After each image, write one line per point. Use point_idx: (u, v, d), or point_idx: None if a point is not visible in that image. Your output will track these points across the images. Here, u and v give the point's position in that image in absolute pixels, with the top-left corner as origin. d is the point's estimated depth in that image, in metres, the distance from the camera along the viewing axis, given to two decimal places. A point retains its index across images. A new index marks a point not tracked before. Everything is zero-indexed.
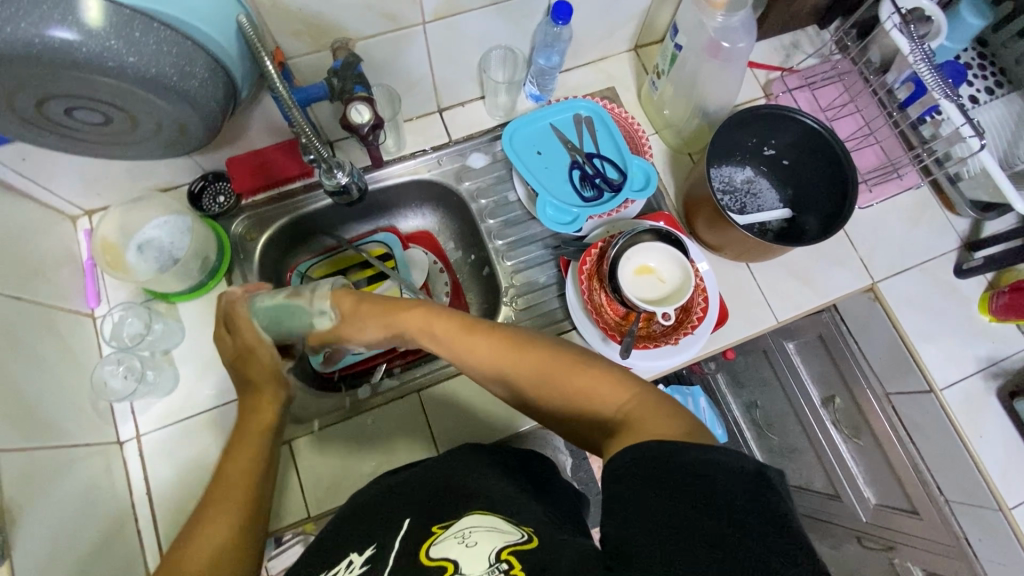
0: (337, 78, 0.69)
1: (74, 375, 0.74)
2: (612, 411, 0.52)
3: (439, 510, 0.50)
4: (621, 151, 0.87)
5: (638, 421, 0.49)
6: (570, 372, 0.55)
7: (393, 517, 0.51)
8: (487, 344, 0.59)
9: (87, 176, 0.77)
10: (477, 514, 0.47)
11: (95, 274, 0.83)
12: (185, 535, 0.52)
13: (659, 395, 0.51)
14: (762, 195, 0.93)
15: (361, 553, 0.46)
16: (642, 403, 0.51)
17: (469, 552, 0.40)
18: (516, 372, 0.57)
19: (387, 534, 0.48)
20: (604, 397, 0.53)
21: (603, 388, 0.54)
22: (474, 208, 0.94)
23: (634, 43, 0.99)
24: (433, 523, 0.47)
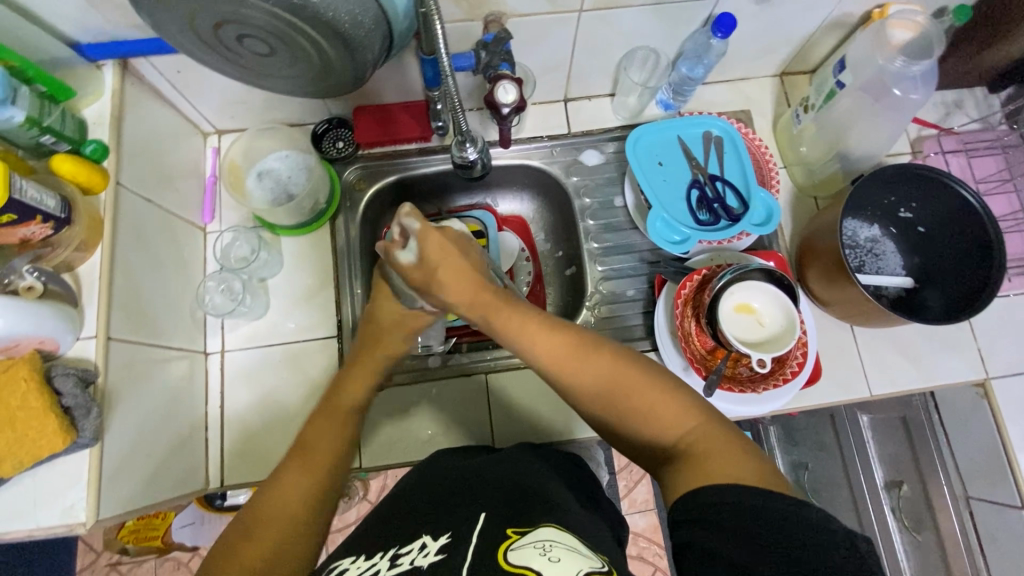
0: (485, 51, 0.71)
1: (181, 282, 0.78)
2: (676, 437, 0.50)
3: (511, 513, 0.49)
4: (747, 180, 0.82)
5: (706, 454, 0.47)
6: (633, 389, 0.53)
7: (466, 509, 0.50)
8: (547, 342, 0.56)
9: (228, 97, 0.81)
10: (552, 528, 0.46)
11: (214, 192, 0.87)
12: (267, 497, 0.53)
13: (728, 428, 0.49)
14: (885, 257, 0.86)
15: (435, 539, 0.46)
16: (708, 434, 0.49)
17: (552, 566, 0.39)
18: (575, 376, 0.55)
19: (461, 527, 0.47)
20: (672, 419, 0.51)
21: (671, 409, 0.51)
22: (577, 205, 0.92)
23: (782, 69, 0.93)
24: (507, 526, 0.46)
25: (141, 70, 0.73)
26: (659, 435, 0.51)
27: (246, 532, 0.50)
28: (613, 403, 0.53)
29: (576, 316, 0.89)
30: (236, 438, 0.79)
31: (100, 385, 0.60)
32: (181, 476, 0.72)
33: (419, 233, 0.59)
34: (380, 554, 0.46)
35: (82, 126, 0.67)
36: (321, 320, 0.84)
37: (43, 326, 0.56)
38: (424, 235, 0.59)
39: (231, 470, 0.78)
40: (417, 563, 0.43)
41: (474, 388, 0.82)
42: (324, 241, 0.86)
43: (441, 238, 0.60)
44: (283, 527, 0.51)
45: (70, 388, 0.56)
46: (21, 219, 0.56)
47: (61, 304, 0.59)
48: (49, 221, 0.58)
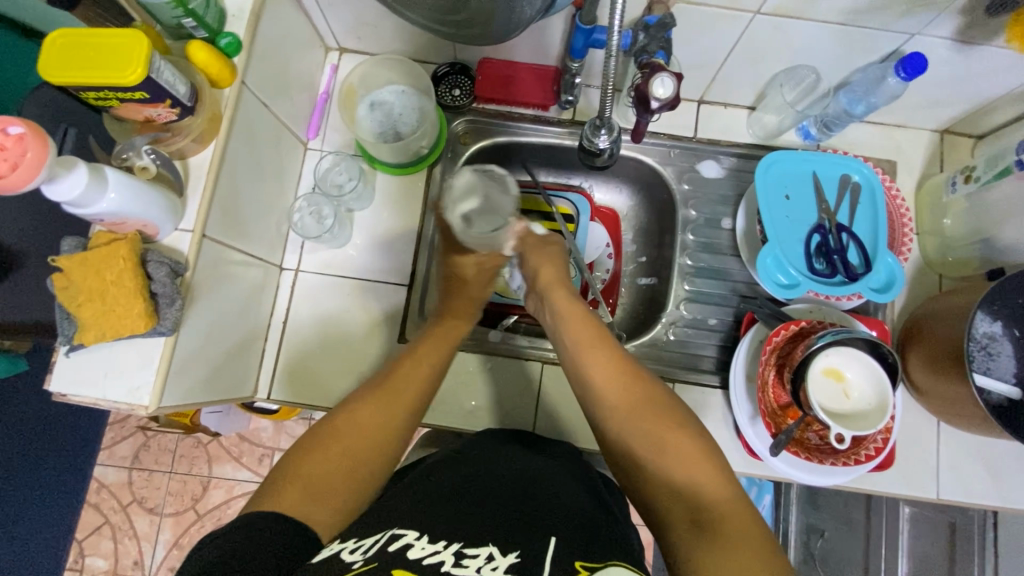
0: (645, 34, 0.64)
1: (276, 195, 0.77)
2: (713, 504, 0.53)
3: (582, 539, 0.49)
4: (877, 239, 0.75)
5: (731, 533, 0.49)
6: (675, 444, 0.57)
7: (531, 522, 0.50)
8: (611, 366, 0.63)
9: (362, 17, 0.78)
10: (621, 570, 0.45)
11: (323, 110, 0.85)
12: (349, 417, 0.57)
13: (753, 515, 0.51)
14: (998, 359, 0.77)
15: (504, 555, 0.45)
16: (743, 521, 0.51)
17: None
18: (632, 415, 0.60)
19: (527, 546, 0.47)
20: (708, 491, 0.53)
21: (715, 484, 0.54)
22: (680, 215, 0.86)
23: (947, 125, 0.84)
24: (577, 557, 0.46)
25: None
26: (682, 493, 0.54)
27: (321, 445, 0.55)
28: (647, 438, 0.58)
29: (647, 330, 0.85)
30: (290, 358, 0.80)
31: (187, 278, 0.60)
32: (235, 381, 0.73)
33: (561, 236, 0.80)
34: (446, 545, 0.46)
35: (222, 15, 0.65)
36: (395, 265, 0.83)
37: (150, 210, 0.56)
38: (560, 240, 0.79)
39: (279, 385, 0.79)
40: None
41: (528, 373, 0.80)
42: (417, 186, 0.85)
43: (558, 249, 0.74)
44: (353, 458, 0.55)
45: (162, 276, 0.57)
46: (152, 98, 0.55)
47: (167, 191, 0.58)
48: (175, 107, 0.57)
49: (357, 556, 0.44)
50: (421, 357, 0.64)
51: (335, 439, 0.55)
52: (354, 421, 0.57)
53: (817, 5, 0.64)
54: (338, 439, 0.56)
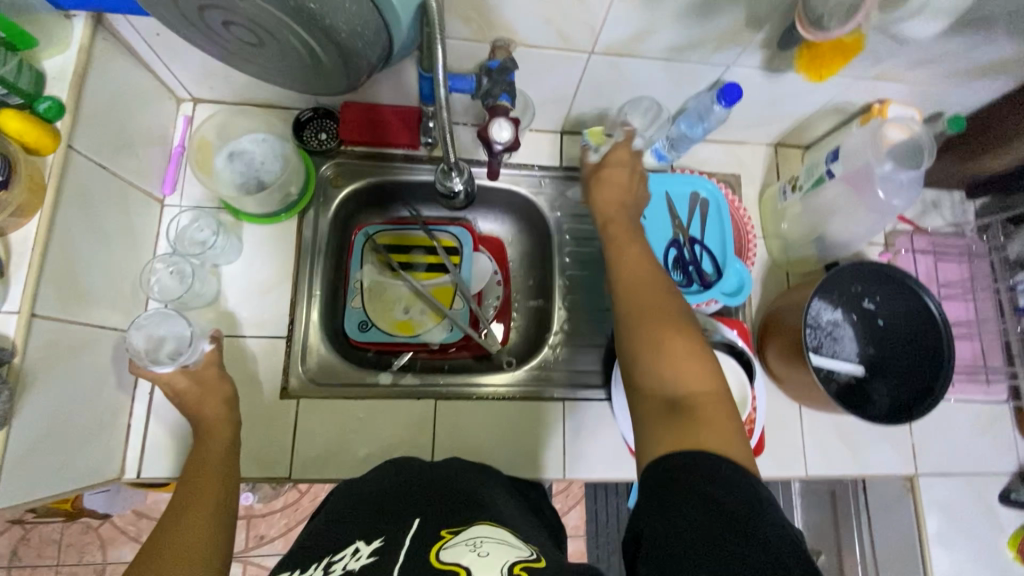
0: (488, 78, 0.68)
1: (127, 260, 0.73)
2: (687, 391, 0.51)
3: (445, 513, 0.50)
4: (725, 248, 0.83)
5: (701, 411, 0.49)
6: (669, 327, 0.55)
7: (398, 515, 0.50)
8: (639, 267, 0.63)
9: (210, 70, 0.76)
10: (486, 524, 0.48)
11: (178, 164, 0.81)
12: (164, 536, 0.59)
13: (731, 408, 0.50)
14: (841, 342, 0.87)
15: (368, 544, 0.45)
16: (713, 403, 0.50)
17: (480, 560, 0.39)
18: (640, 297, 0.59)
19: (394, 532, 0.47)
20: (691, 379, 0.51)
21: (696, 367, 0.52)
22: (556, 239, 0.91)
23: (778, 140, 0.94)
24: (442, 527, 0.47)
25: (118, 27, 0.67)
26: (669, 381, 0.52)
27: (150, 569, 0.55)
28: (649, 330, 0.55)
29: (535, 353, 0.87)
30: (163, 428, 0.75)
31: (15, 365, 0.55)
32: (94, 463, 0.68)
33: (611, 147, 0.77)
34: (310, 567, 0.44)
35: (40, 79, 0.61)
36: (273, 318, 0.80)
37: None
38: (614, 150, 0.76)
39: (151, 461, 0.74)
40: (349, 567, 0.42)
41: (420, 412, 0.80)
42: (290, 235, 0.83)
43: (629, 153, 0.76)
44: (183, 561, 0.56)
45: None
46: None
47: None
48: None
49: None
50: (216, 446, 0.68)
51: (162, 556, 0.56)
52: (172, 534, 0.59)
53: (641, 45, 0.70)
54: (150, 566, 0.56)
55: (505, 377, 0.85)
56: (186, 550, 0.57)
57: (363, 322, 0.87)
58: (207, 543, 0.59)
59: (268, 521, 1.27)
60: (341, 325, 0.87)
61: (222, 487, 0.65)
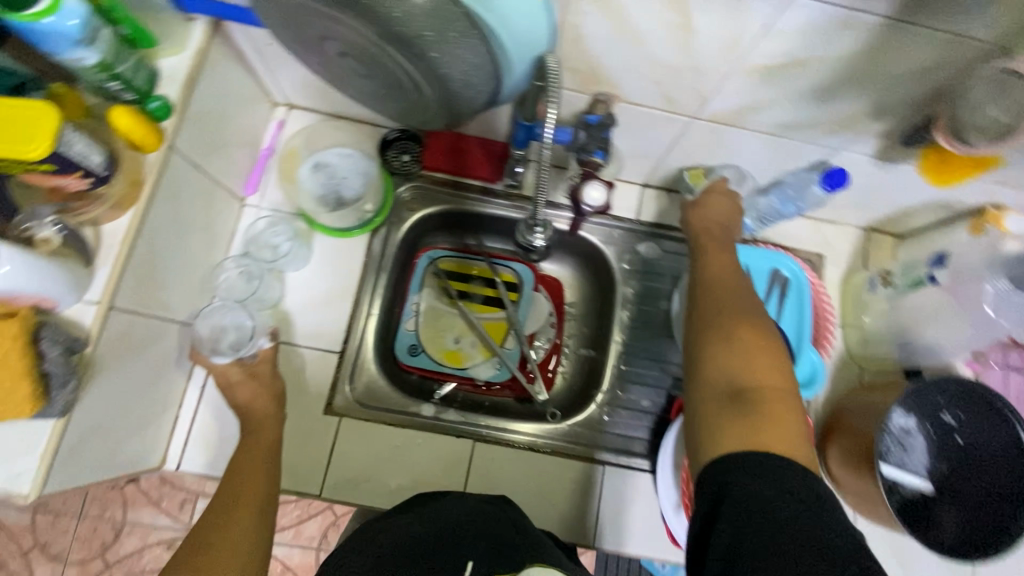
0: (585, 132, 0.65)
1: (202, 255, 0.74)
2: (756, 380, 0.50)
3: None
4: (801, 334, 0.79)
5: (768, 404, 0.48)
6: (744, 321, 0.55)
7: None
8: (721, 268, 0.64)
9: (309, 82, 0.77)
10: None
11: (264, 166, 0.83)
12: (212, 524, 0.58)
13: (794, 403, 0.49)
14: (912, 453, 0.79)
15: None
16: (781, 398, 0.49)
17: None
18: (719, 295, 0.60)
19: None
20: (758, 370, 0.51)
21: (768, 364, 0.52)
22: (620, 294, 0.88)
23: (870, 225, 0.88)
24: None
25: (233, 34, 0.69)
26: (734, 369, 0.52)
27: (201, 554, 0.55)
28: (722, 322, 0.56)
29: (581, 407, 0.85)
30: (207, 424, 0.76)
31: (87, 355, 0.56)
32: (140, 453, 0.69)
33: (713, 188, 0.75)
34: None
35: (155, 78, 0.63)
36: (329, 331, 0.80)
37: (48, 286, 0.53)
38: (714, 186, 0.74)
39: (191, 455, 0.75)
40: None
41: (458, 451, 0.79)
42: (357, 251, 0.83)
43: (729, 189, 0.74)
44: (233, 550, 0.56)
45: (55, 355, 0.53)
46: (60, 170, 0.52)
47: (72, 263, 0.55)
48: (88, 177, 0.54)
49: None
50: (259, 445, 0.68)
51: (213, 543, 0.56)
52: (220, 521, 0.59)
53: (748, 118, 0.67)
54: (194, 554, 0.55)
55: (547, 428, 0.82)
56: (235, 540, 0.57)
57: (414, 346, 0.87)
58: (254, 532, 0.59)
59: None
60: (391, 345, 0.87)
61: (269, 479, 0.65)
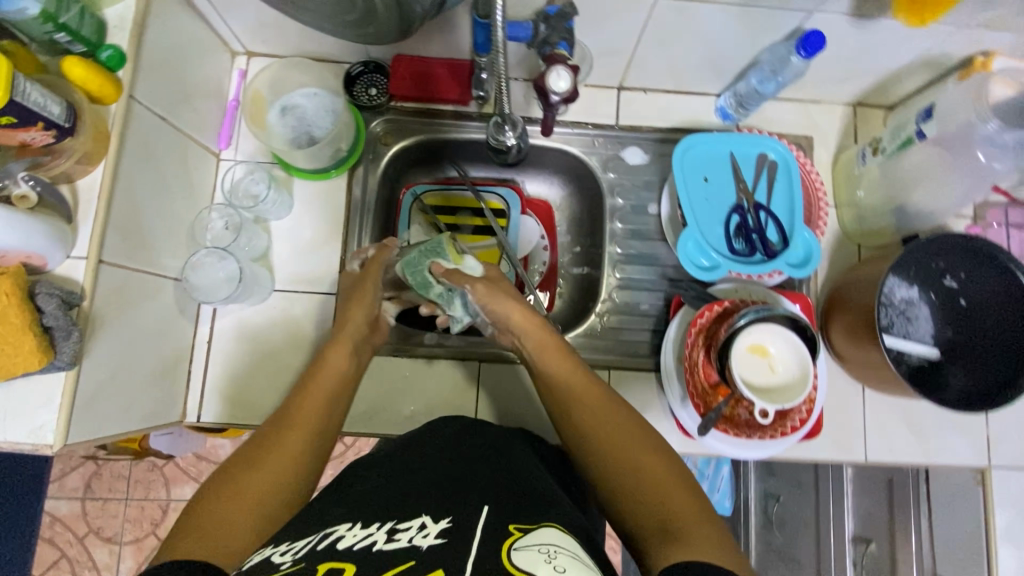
0: (545, 25, 0.64)
1: (185, 208, 0.74)
2: (670, 510, 0.48)
3: (514, 509, 0.47)
4: (793, 215, 0.77)
5: (688, 529, 0.46)
6: (626, 449, 0.54)
7: (469, 501, 0.47)
8: (581, 386, 0.61)
9: (264, 21, 0.75)
10: (555, 529, 0.43)
11: (233, 118, 0.82)
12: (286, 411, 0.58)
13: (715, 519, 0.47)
14: (916, 322, 0.79)
15: (436, 522, 0.44)
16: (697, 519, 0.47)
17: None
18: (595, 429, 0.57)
19: (462, 513, 0.45)
20: (666, 503, 0.49)
21: (674, 490, 0.50)
22: (608, 203, 0.87)
23: (858, 99, 0.85)
24: (510, 521, 0.44)
25: None
26: (645, 503, 0.50)
27: (265, 443, 0.54)
28: (617, 448, 0.55)
29: (582, 319, 0.85)
30: (220, 376, 0.78)
31: (85, 308, 0.57)
32: (158, 408, 0.71)
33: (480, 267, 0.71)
34: (378, 526, 0.44)
35: (102, 27, 0.62)
36: (323, 273, 0.81)
37: (33, 242, 0.53)
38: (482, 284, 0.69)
39: (209, 407, 0.77)
40: (415, 542, 0.41)
41: (463, 373, 0.80)
42: (339, 192, 0.83)
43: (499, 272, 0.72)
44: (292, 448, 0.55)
45: (53, 309, 0.54)
46: (21, 123, 0.52)
47: (52, 219, 0.55)
48: (51, 129, 0.54)
49: (287, 557, 0.40)
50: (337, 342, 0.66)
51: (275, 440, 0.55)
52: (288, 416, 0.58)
53: None
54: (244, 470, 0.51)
55: None
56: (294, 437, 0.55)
57: None
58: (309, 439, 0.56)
59: None
60: None
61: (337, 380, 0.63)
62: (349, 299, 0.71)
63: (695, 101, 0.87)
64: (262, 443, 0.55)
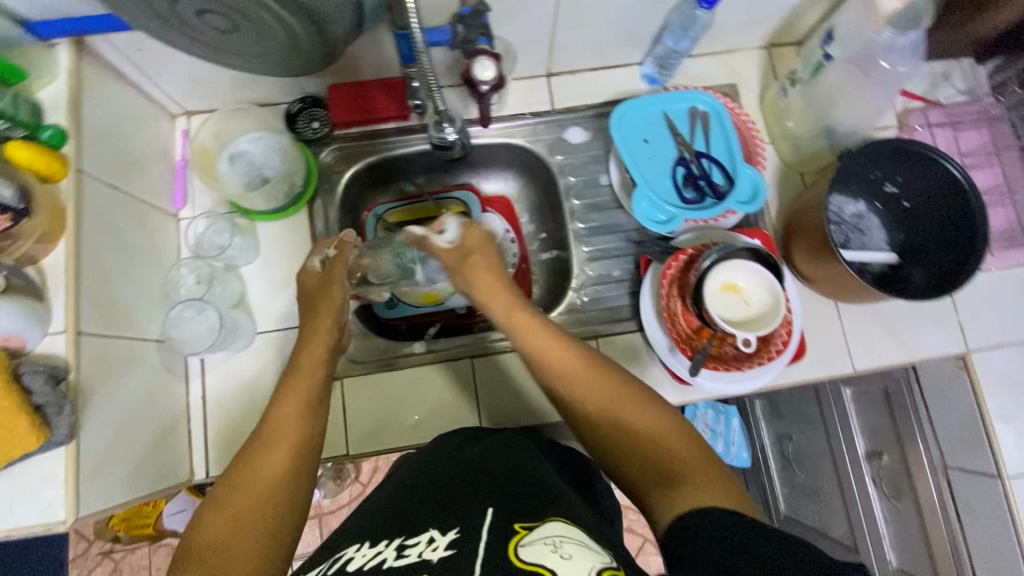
0: (462, 25, 0.66)
1: (153, 271, 0.75)
2: (671, 460, 0.50)
3: (520, 506, 0.45)
4: (733, 157, 0.81)
5: (692, 477, 0.47)
6: (621, 405, 0.55)
7: (470, 506, 0.46)
8: (562, 351, 0.61)
9: (196, 78, 0.77)
10: (558, 521, 0.42)
11: (184, 177, 0.83)
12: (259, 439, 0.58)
13: (720, 466, 0.49)
14: (870, 233, 0.84)
15: (444, 534, 0.42)
16: (701, 465, 0.49)
17: (565, 564, 0.35)
18: (581, 390, 0.58)
19: (468, 520, 0.43)
20: (671, 452, 0.51)
21: (673, 440, 0.52)
22: (562, 184, 0.90)
23: (769, 40, 0.91)
24: (515, 520, 0.42)
25: (99, 49, 0.69)
26: (649, 458, 0.51)
27: (243, 471, 0.55)
28: (611, 409, 0.55)
29: (561, 298, 0.88)
30: (221, 428, 0.78)
31: (72, 380, 0.58)
32: (163, 468, 0.71)
33: (460, 226, 0.75)
34: (387, 543, 0.42)
35: (38, 110, 0.63)
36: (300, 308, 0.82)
37: (5, 321, 0.54)
38: (466, 228, 0.74)
39: (216, 460, 0.77)
40: (426, 555, 0.39)
41: (460, 373, 0.81)
42: (300, 226, 0.84)
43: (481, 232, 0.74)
44: (275, 470, 0.56)
45: (40, 385, 0.54)
46: None
47: (24, 298, 0.56)
48: (6, 212, 0.55)
49: None
50: (301, 364, 0.66)
51: (255, 468, 0.55)
52: (262, 444, 0.58)
53: None
54: (224, 506, 0.52)
55: None
56: (274, 460, 0.56)
57: (389, 300, 0.90)
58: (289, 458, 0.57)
59: (339, 516, 1.31)
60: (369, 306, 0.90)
61: (309, 399, 0.63)
62: (312, 303, 0.72)
63: (621, 73, 0.92)
64: (244, 464, 0.56)
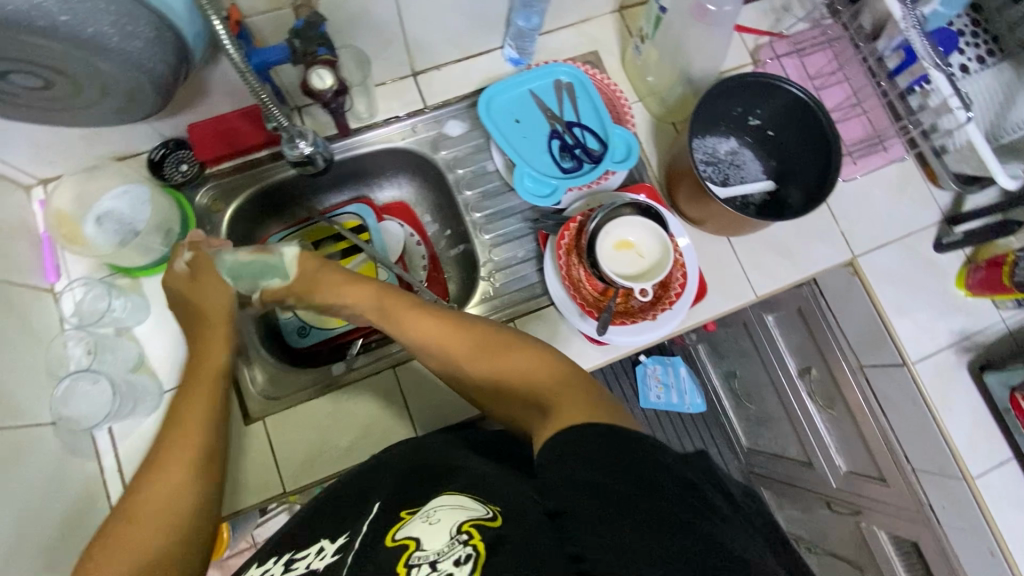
0: (298, 39, 0.65)
1: (34, 352, 0.71)
2: (542, 387, 0.57)
3: (406, 493, 0.50)
4: (602, 120, 0.84)
5: (560, 399, 0.54)
6: (493, 353, 0.61)
7: (363, 506, 0.51)
8: (431, 322, 0.66)
9: (39, 144, 0.73)
10: (447, 493, 0.47)
11: (53, 248, 0.79)
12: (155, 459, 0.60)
13: (585, 380, 0.56)
14: (745, 166, 0.90)
15: (333, 541, 0.47)
16: (566, 384, 0.55)
17: (430, 529, 0.42)
18: (454, 350, 0.63)
19: (356, 521, 0.48)
20: (540, 381, 0.57)
21: (540, 370, 0.58)
22: (451, 178, 0.91)
23: (618, 4, 0.94)
24: (402, 508, 0.47)
25: None
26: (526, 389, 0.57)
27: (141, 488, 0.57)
28: (487, 358, 0.61)
29: (474, 289, 0.87)
30: None
31: None
32: None
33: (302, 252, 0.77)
34: (274, 561, 0.47)
35: None
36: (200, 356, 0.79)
37: None
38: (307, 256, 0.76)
39: None
40: (312, 565, 0.44)
41: (385, 385, 0.81)
42: None
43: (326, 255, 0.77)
44: (171, 486, 0.57)
45: None
46: None
47: None
48: None
49: None
50: (196, 381, 0.67)
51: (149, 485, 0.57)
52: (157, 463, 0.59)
53: None
54: (122, 526, 0.54)
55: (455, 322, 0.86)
56: (172, 477, 0.58)
57: (300, 329, 0.90)
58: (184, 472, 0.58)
59: None
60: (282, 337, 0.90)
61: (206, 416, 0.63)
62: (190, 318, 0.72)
63: (486, 60, 0.93)
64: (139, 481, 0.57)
